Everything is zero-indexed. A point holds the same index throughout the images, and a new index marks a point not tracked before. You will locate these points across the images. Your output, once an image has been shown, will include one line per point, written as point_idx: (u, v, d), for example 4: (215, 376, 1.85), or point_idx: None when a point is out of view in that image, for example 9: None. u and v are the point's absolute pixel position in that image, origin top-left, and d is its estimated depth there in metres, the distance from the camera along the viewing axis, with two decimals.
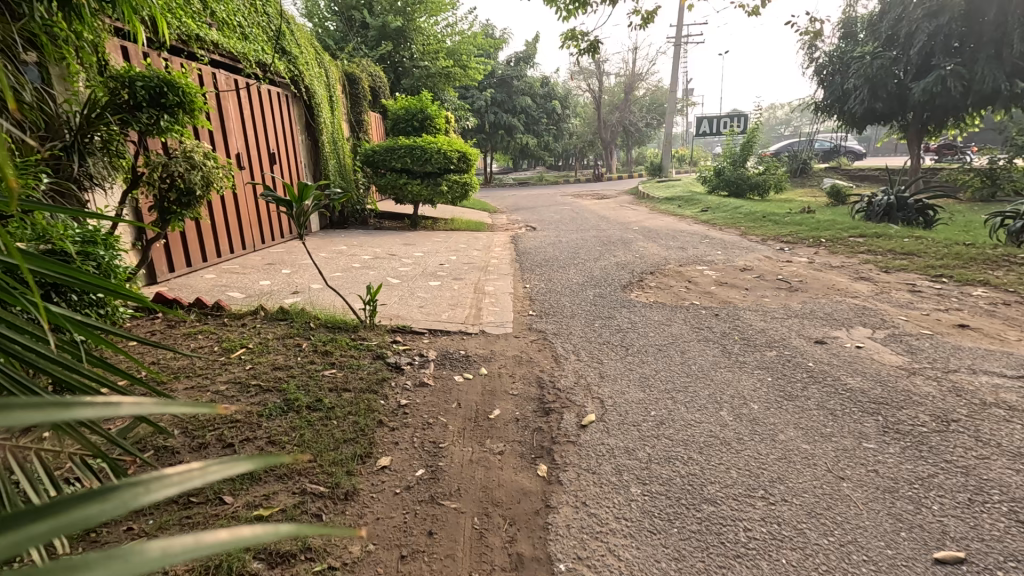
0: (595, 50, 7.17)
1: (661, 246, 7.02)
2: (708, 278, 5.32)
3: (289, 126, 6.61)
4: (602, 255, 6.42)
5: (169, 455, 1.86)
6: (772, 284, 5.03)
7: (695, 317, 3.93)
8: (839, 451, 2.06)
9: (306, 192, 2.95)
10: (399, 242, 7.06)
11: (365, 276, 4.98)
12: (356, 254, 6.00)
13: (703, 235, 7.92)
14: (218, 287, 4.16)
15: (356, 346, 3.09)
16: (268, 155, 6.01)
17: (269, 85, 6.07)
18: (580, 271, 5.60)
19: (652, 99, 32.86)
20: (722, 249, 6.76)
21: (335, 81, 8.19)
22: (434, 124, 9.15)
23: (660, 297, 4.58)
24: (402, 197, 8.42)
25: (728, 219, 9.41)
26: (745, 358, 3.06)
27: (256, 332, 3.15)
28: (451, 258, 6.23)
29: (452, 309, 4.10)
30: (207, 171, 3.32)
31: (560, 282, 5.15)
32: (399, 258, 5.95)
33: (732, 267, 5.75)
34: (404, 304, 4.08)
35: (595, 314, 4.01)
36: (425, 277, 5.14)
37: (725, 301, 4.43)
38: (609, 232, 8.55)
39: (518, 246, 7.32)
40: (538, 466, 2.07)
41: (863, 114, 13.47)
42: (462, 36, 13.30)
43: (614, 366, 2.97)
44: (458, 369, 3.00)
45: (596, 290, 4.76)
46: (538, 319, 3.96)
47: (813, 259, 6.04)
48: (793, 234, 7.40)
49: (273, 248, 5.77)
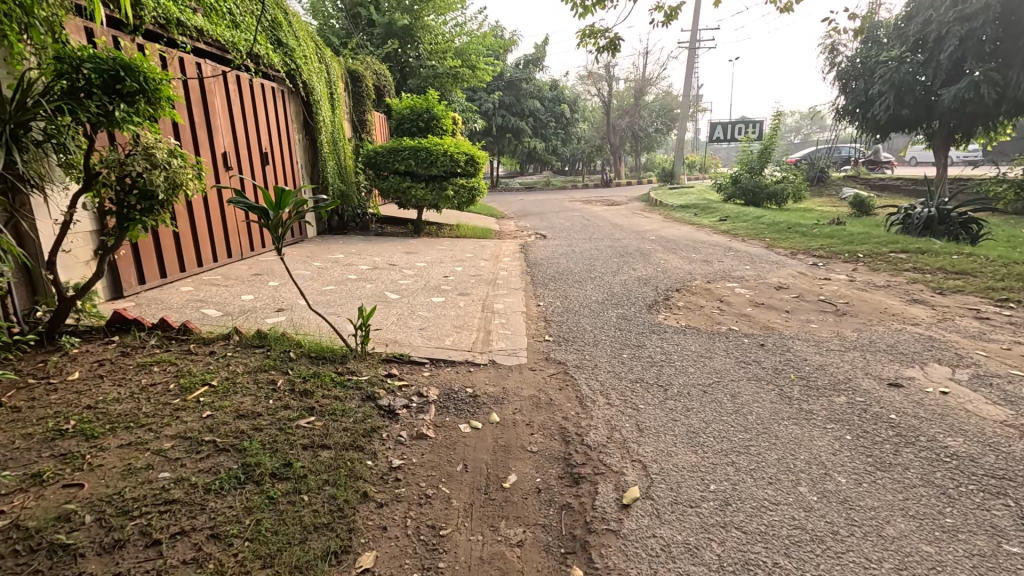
0: (614, 48, 6.68)
1: (683, 259, 6.50)
2: (741, 297, 4.80)
3: (284, 125, 6.15)
4: (621, 269, 5.91)
5: (68, 562, 1.36)
6: (815, 306, 4.51)
7: (737, 347, 3.42)
8: (976, 558, 1.54)
9: (287, 199, 2.46)
10: (401, 249, 6.58)
11: (361, 291, 4.49)
12: (354, 263, 5.52)
13: (726, 247, 7.40)
14: (194, 303, 3.68)
15: (343, 383, 2.58)
16: (260, 156, 5.55)
17: (262, 80, 5.61)
18: (598, 287, 5.09)
19: (663, 104, 32.29)
20: (750, 263, 6.24)
21: (336, 78, 7.73)
22: (441, 125, 8.67)
23: (692, 320, 4.07)
24: (405, 201, 7.94)
25: (751, 230, 8.89)
26: (809, 405, 2.55)
27: (225, 364, 2.64)
28: (457, 269, 5.73)
29: (458, 333, 3.59)
30: (175, 171, 2.83)
31: (578, 299, 4.63)
32: (400, 269, 5.45)
33: (766, 285, 5.23)
34: (403, 327, 3.59)
35: (622, 341, 3.50)
36: (428, 292, 4.65)
37: (766, 326, 3.91)
38: (625, 241, 8.03)
39: (529, 256, 6.81)
40: (570, 570, 1.55)
41: (888, 121, 12.91)
42: (471, 35, 12.83)
43: (653, 415, 2.45)
44: (464, 414, 2.50)
45: (619, 311, 4.24)
46: (556, 346, 3.45)
47: (853, 276, 5.51)
48: (826, 247, 6.87)
49: (264, 257, 5.31)
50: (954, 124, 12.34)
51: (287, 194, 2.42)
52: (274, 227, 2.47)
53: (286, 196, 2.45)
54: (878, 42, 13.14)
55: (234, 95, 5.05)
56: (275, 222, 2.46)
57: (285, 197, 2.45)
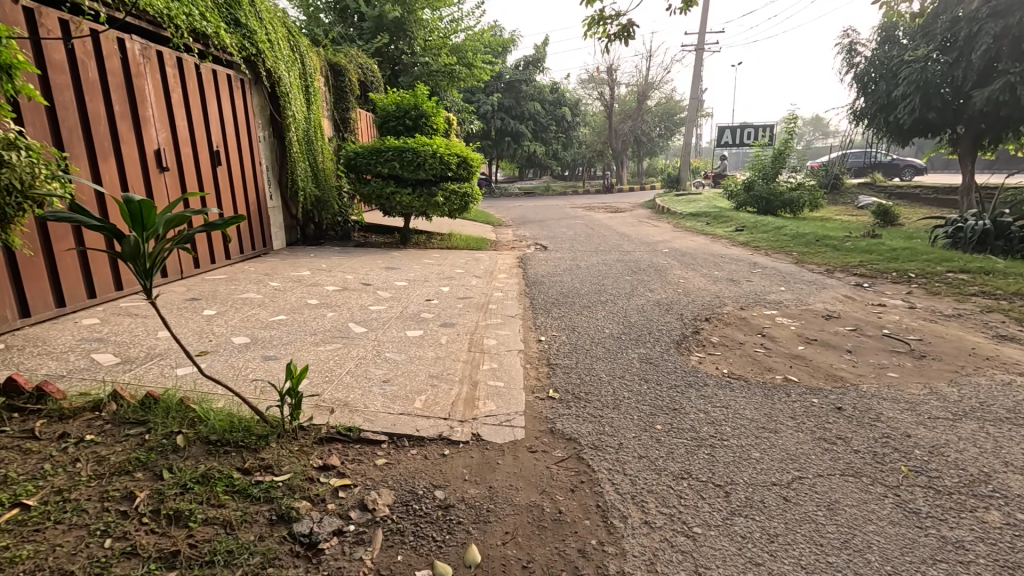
0: (627, 36, 5.84)
1: (705, 278, 5.66)
2: (785, 330, 3.95)
3: (242, 119, 5.28)
4: (635, 290, 5.07)
5: None
6: (882, 344, 3.64)
7: (806, 411, 2.54)
8: None
9: (152, 215, 1.58)
10: (381, 264, 5.72)
11: (319, 322, 3.61)
12: (320, 283, 4.66)
13: (752, 263, 6.55)
14: (86, 345, 2.79)
15: (245, 493, 1.70)
16: (210, 155, 4.70)
17: (213, 65, 4.76)
18: (612, 314, 4.25)
19: (665, 109, 31.56)
20: (784, 284, 5.41)
21: (314, 71, 6.88)
22: (431, 124, 7.77)
23: (736, 366, 3.19)
24: (389, 208, 7.09)
25: (773, 242, 8.07)
26: (951, 531, 1.68)
27: (71, 460, 1.75)
28: (443, 289, 4.88)
29: (434, 388, 2.71)
30: (16, 169, 1.94)
31: (588, 333, 3.76)
32: (374, 291, 4.57)
33: (810, 313, 4.39)
34: (359, 380, 2.71)
35: (649, 402, 2.63)
36: (404, 321, 3.79)
37: (832, 376, 3.04)
38: (636, 254, 7.20)
39: (528, 272, 5.97)
40: None
41: (912, 124, 12.12)
42: (468, 30, 12.01)
43: (721, 556, 1.57)
44: (427, 548, 1.61)
45: (641, 351, 3.37)
46: (564, 409, 2.57)
47: (911, 302, 4.68)
48: (866, 265, 6.03)
49: (210, 276, 4.45)
50: (983, 128, 11.57)
51: (149, 207, 1.55)
52: (134, 257, 1.59)
53: (149, 209, 1.56)
54: (898, 43, 12.39)
55: (173, 82, 4.19)
56: (136, 251, 1.58)
57: (149, 212, 1.57)
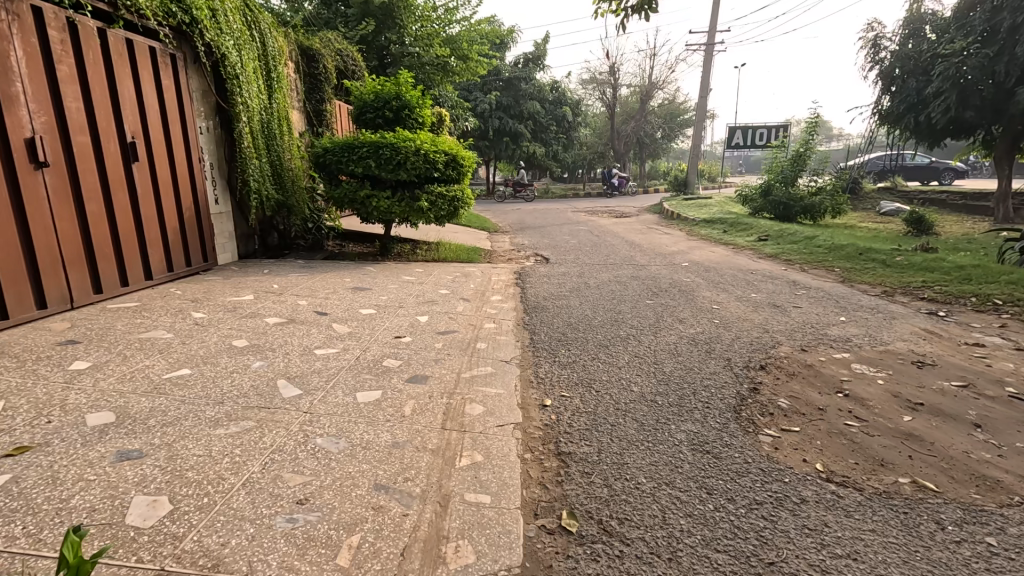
0: (648, 9, 4.83)
1: (741, 303, 4.66)
2: (871, 388, 2.95)
3: (174, 104, 4.26)
4: (661, 320, 4.07)
5: None
6: (1016, 412, 2.63)
7: (989, 570, 1.53)
8: None
9: None
10: (348, 283, 4.70)
11: (236, 378, 2.57)
12: (260, 313, 3.63)
13: (791, 282, 5.55)
14: None
15: None
16: (122, 149, 3.69)
17: (126, 32, 3.73)
18: (638, 358, 3.25)
19: (671, 110, 30.69)
20: (843, 313, 4.41)
21: (280, 52, 5.87)
22: (415, 117, 6.76)
23: (831, 458, 2.18)
24: (364, 214, 6.09)
25: (807, 254, 7.09)
26: None
27: None
28: (421, 319, 3.87)
29: (376, 516, 1.69)
30: None
31: (609, 391, 2.76)
32: (328, 325, 3.54)
33: (894, 357, 3.39)
34: (258, 507, 1.67)
35: (724, 545, 1.61)
36: (358, 375, 2.78)
37: (983, 479, 2.04)
38: (652, 269, 6.21)
39: (528, 293, 4.97)
40: None
41: (945, 124, 11.13)
42: (466, 21, 11.06)
43: None
44: None
45: (687, 431, 2.36)
46: (587, 564, 1.55)
47: (1014, 340, 3.69)
48: (932, 287, 5.04)
49: (114, 306, 3.43)
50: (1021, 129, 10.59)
51: None
52: None
53: None
54: (928, 38, 11.46)
55: (59, 50, 3.17)
56: None
57: None
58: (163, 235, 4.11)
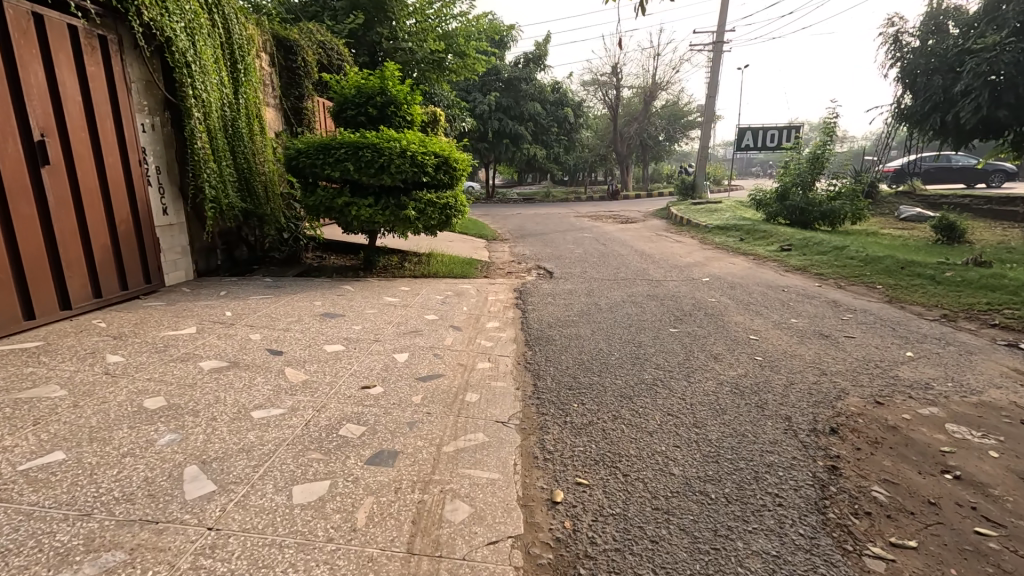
0: None
1: (783, 332, 3.93)
2: (986, 464, 2.22)
3: (102, 95, 3.53)
4: (691, 356, 3.35)
5: None
6: None
7: None
8: None
9: None
10: (318, 308, 3.99)
11: (124, 468, 1.84)
12: (195, 353, 2.90)
13: (831, 302, 4.84)
14: None
15: None
16: (26, 150, 2.97)
17: (33, 4, 3.02)
18: (671, 417, 2.52)
19: (673, 112, 29.98)
20: (906, 344, 3.69)
21: (251, 41, 5.19)
22: (403, 114, 6.06)
23: None
24: (344, 224, 5.39)
25: (840, 267, 6.38)
26: None
27: None
28: (399, 358, 3.16)
29: None
30: None
31: (638, 475, 2.04)
32: (280, 370, 2.82)
33: (998, 413, 2.66)
34: None
35: None
36: (302, 453, 2.06)
37: None
38: (669, 286, 5.49)
39: (530, 317, 4.26)
40: None
41: (974, 124, 10.40)
42: (464, 16, 10.38)
43: None
44: None
45: (762, 554, 1.63)
46: None
47: None
48: (1001, 310, 4.33)
49: (6, 348, 2.71)
50: None
51: None
52: None
53: None
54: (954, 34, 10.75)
55: None
56: None
57: None
58: (88, 255, 3.39)
